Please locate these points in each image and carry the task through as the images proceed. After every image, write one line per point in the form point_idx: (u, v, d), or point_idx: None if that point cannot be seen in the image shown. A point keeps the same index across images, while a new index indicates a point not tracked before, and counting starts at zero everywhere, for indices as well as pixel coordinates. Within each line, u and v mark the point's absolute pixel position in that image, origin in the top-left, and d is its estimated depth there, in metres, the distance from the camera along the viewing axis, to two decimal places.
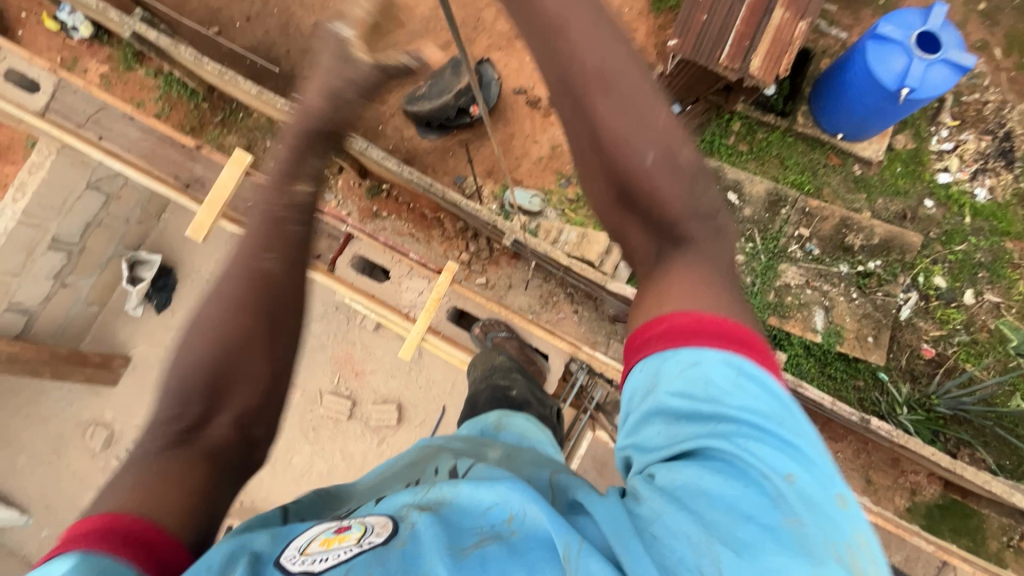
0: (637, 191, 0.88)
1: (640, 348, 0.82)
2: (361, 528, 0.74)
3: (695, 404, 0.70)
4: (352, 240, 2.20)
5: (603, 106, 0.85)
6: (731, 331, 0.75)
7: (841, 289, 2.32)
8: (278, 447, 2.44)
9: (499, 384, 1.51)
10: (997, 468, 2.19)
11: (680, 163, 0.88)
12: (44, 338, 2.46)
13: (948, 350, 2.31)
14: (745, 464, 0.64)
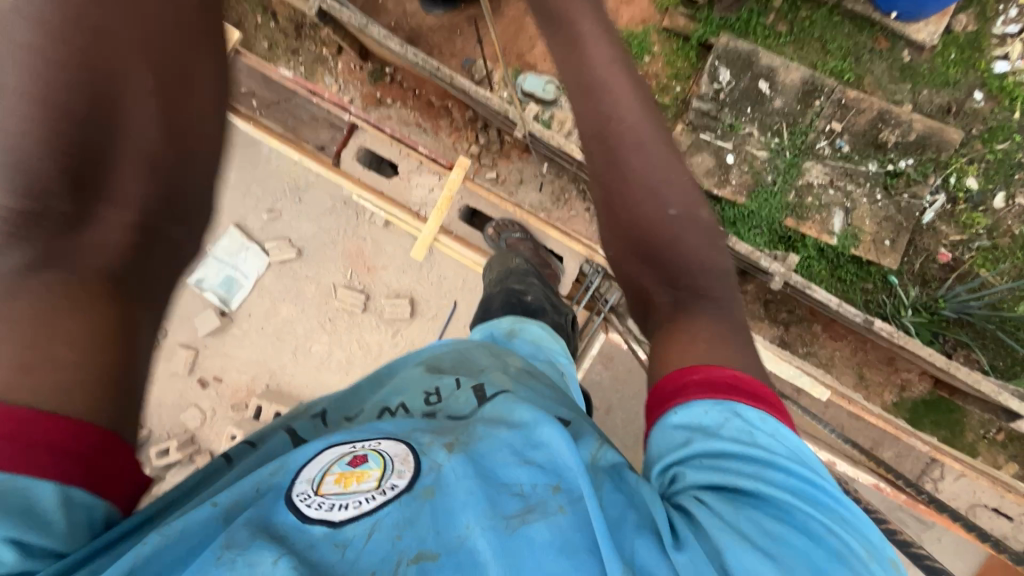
0: (659, 248, 1.12)
1: (674, 395, 0.81)
2: (379, 460, 0.70)
3: (744, 448, 0.70)
4: (357, 130, 2.09)
5: (632, 160, 1.14)
6: (756, 390, 0.79)
7: (866, 190, 2.23)
8: (297, 336, 2.57)
9: (514, 288, 1.52)
10: (989, 368, 2.22)
11: (694, 221, 1.15)
12: None
13: (965, 256, 2.26)
14: (795, 509, 0.64)
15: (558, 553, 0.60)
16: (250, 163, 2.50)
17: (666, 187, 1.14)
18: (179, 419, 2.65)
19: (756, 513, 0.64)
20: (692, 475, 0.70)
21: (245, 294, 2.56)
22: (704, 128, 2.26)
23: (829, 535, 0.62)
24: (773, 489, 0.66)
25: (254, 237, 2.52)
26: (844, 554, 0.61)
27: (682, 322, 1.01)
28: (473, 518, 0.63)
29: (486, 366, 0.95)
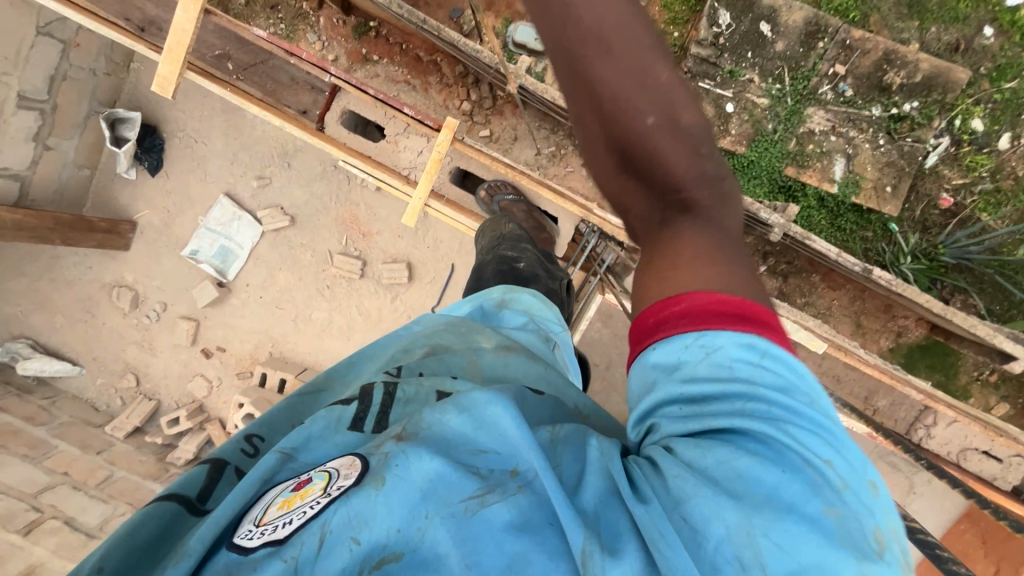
0: (650, 158, 0.85)
1: (654, 330, 0.74)
2: (324, 476, 0.67)
3: (720, 385, 0.65)
4: (340, 93, 2.02)
5: (601, 61, 0.81)
6: (746, 311, 0.71)
7: (869, 136, 2.18)
8: (297, 304, 2.57)
9: (506, 255, 1.50)
10: (985, 312, 2.22)
11: (683, 128, 0.87)
12: (44, 204, 2.40)
13: (967, 200, 2.23)
14: (783, 444, 0.60)
15: (514, 534, 0.60)
16: (236, 129, 2.43)
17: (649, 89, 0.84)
18: (186, 389, 2.69)
19: (731, 457, 0.61)
20: (669, 426, 0.68)
21: (240, 264, 2.54)
22: (703, 75, 2.19)
23: (806, 472, 0.59)
24: (752, 429, 0.62)
25: (246, 206, 2.49)
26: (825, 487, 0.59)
27: (659, 246, 0.85)
28: (431, 508, 0.61)
29: (458, 348, 0.92)
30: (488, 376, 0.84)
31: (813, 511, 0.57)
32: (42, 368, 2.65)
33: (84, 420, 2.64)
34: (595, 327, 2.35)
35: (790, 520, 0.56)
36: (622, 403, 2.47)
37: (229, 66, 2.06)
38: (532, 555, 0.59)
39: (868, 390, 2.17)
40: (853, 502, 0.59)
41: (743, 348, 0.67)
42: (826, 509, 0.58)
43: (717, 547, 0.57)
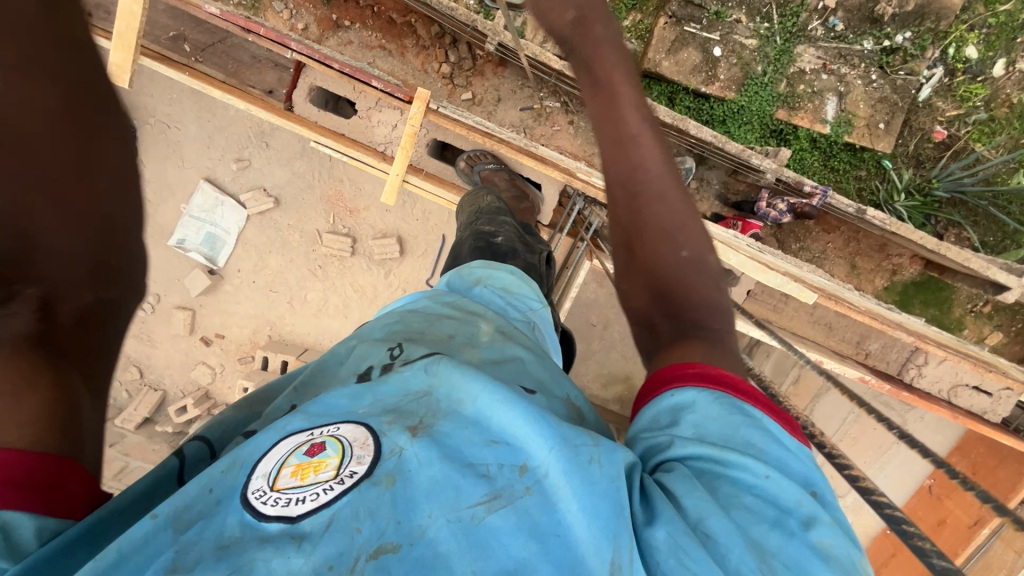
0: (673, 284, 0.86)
1: (669, 380, 0.72)
2: (337, 446, 0.59)
3: (727, 426, 0.64)
4: (305, 69, 1.99)
5: (655, 205, 0.88)
6: (742, 382, 0.70)
7: (861, 71, 2.14)
8: (290, 287, 2.57)
9: (483, 231, 1.47)
10: (980, 245, 2.21)
11: (710, 268, 0.88)
12: None
13: (961, 132, 2.19)
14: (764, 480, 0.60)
15: (524, 537, 0.53)
16: (208, 111, 2.35)
17: (687, 219, 0.89)
18: (190, 377, 2.72)
19: (739, 483, 0.60)
20: (682, 451, 0.64)
21: (229, 250, 2.51)
22: (690, 20, 2.13)
23: (799, 503, 0.59)
24: (755, 471, 0.60)
25: (227, 190, 2.44)
26: (812, 520, 0.58)
27: (667, 353, 0.78)
28: (436, 507, 0.54)
29: (456, 330, 0.84)
30: (478, 358, 0.76)
31: (810, 541, 0.57)
32: None
33: None
34: (590, 288, 2.36)
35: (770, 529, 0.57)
36: (621, 360, 2.50)
37: (186, 48, 2.07)
38: (538, 562, 0.52)
39: (861, 335, 2.11)
40: (839, 536, 0.58)
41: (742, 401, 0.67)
42: (823, 542, 0.57)
43: (740, 558, 0.54)
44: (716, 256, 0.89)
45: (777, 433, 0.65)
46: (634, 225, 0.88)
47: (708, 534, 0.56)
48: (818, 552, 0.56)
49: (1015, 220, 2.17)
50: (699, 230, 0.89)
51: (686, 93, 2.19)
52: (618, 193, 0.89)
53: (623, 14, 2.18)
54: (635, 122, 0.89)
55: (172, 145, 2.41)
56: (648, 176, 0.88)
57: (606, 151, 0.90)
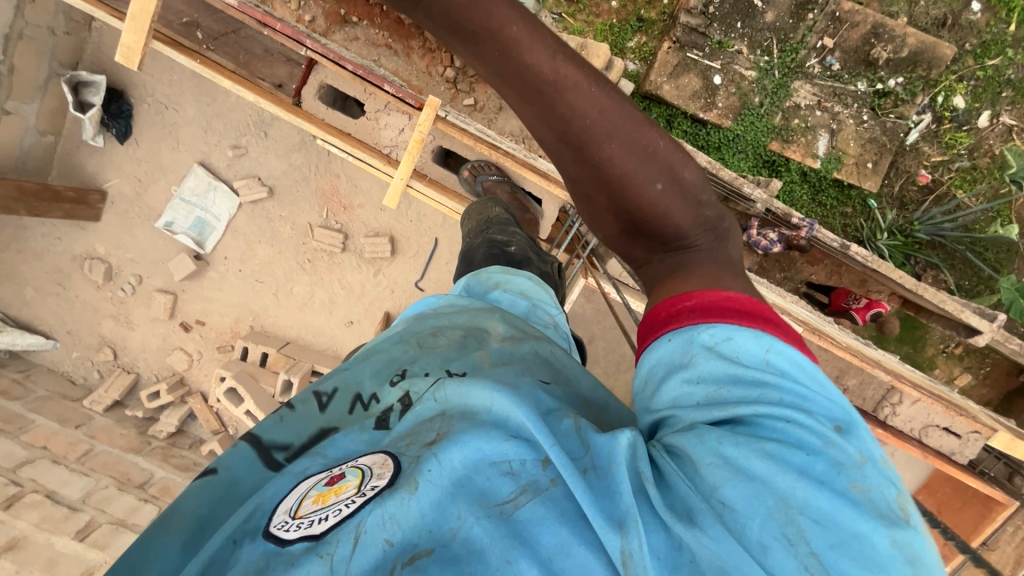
0: (654, 214, 1.04)
1: (670, 324, 0.81)
2: (357, 472, 0.62)
3: (733, 376, 0.70)
4: (317, 67, 1.98)
5: (613, 147, 1.04)
6: (749, 311, 0.77)
7: (853, 111, 2.20)
8: (277, 278, 2.53)
9: (496, 239, 1.46)
10: (955, 288, 2.28)
11: (684, 183, 1.05)
12: (7, 171, 2.29)
13: (944, 177, 2.26)
14: (789, 429, 0.64)
15: (556, 524, 0.57)
16: (208, 95, 2.32)
17: (648, 149, 1.05)
18: (166, 362, 2.66)
19: (756, 435, 0.64)
20: (694, 412, 0.69)
21: (217, 236, 2.48)
22: (692, 46, 2.16)
23: (826, 447, 0.63)
24: (777, 414, 0.65)
25: (221, 177, 2.41)
26: (841, 463, 0.62)
27: (669, 279, 0.95)
28: (466, 508, 0.56)
29: (465, 331, 0.85)
30: (498, 365, 0.75)
31: (838, 487, 0.61)
32: (11, 342, 2.56)
33: (61, 394, 2.62)
34: (580, 302, 2.38)
35: (801, 483, 0.60)
36: (603, 375, 2.50)
37: (197, 35, 2.05)
38: (572, 546, 0.56)
39: (839, 370, 2.17)
40: (870, 476, 0.62)
41: (744, 336, 0.73)
42: (851, 483, 0.61)
43: (764, 526, 0.58)
44: (689, 175, 1.07)
45: (790, 371, 0.70)
46: (593, 173, 1.06)
47: (724, 501, 0.60)
48: (846, 497, 0.60)
49: (989, 267, 2.26)
50: (663, 148, 1.05)
51: (684, 118, 2.24)
52: (565, 151, 1.07)
53: (629, 35, 2.22)
54: (552, 73, 1.04)
55: (167, 127, 2.37)
56: (588, 123, 1.04)
57: (545, 114, 1.06)
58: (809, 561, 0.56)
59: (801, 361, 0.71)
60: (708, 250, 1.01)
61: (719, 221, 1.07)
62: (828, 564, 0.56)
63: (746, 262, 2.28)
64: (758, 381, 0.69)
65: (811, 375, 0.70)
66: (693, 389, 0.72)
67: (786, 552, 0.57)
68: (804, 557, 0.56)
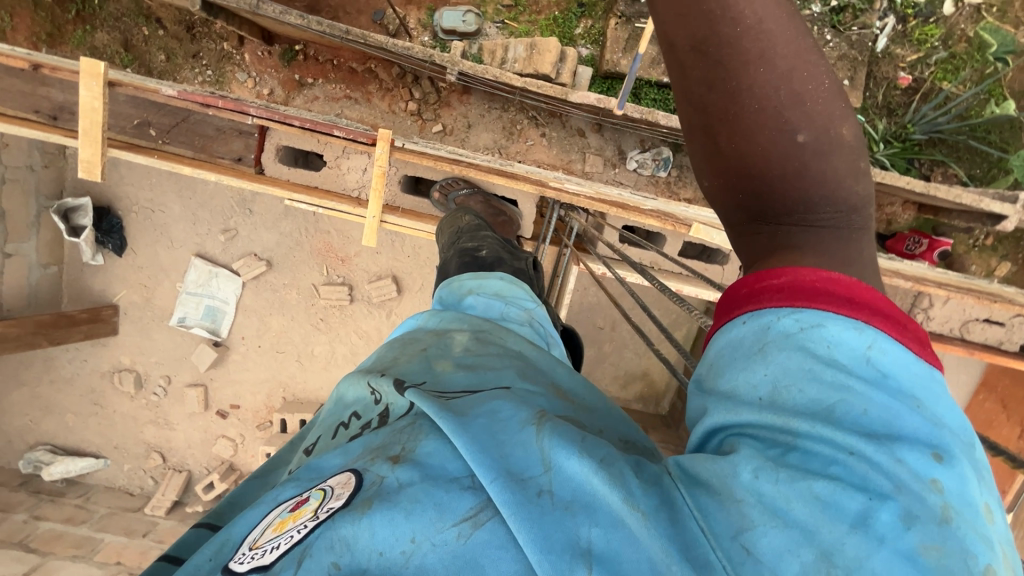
0: (773, 169, 0.68)
1: (746, 300, 0.60)
2: (320, 494, 0.59)
3: (805, 375, 0.51)
4: (270, 131, 2.04)
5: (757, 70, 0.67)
6: (855, 295, 0.55)
7: (815, 35, 2.17)
8: (297, 344, 2.57)
9: (467, 247, 1.47)
10: (967, 179, 2.22)
11: (836, 138, 0.68)
12: (20, 310, 2.38)
13: (925, 73, 2.22)
14: (857, 469, 0.47)
15: (513, 553, 0.50)
16: (188, 189, 2.39)
17: (807, 87, 0.67)
18: (213, 453, 2.71)
19: (804, 468, 0.48)
20: (737, 418, 0.53)
21: (230, 319, 2.53)
22: (638, 16, 2.15)
23: (897, 491, 0.46)
24: (843, 443, 0.48)
25: (219, 262, 2.46)
26: (912, 516, 0.45)
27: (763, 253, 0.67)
28: (419, 531, 0.51)
29: (427, 345, 0.84)
30: (459, 370, 0.75)
31: (904, 548, 0.44)
32: (67, 470, 2.64)
33: (122, 507, 2.68)
34: (589, 292, 2.35)
35: (852, 541, 0.45)
36: (635, 357, 2.49)
37: (151, 133, 1.95)
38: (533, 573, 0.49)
39: None
40: (954, 538, 0.45)
41: (844, 330, 0.53)
42: (922, 541, 0.45)
43: None
44: (846, 125, 0.69)
45: (888, 383, 0.50)
46: (721, 98, 0.68)
47: (750, 545, 0.48)
48: (911, 563, 0.44)
49: (996, 149, 2.19)
50: (829, 92, 0.69)
51: (650, 87, 2.22)
52: (694, 65, 0.69)
53: (574, 23, 2.24)
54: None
55: (157, 229, 2.44)
56: (744, 34, 0.66)
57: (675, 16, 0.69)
58: None
59: (913, 382, 0.51)
60: (837, 233, 0.67)
61: (866, 205, 0.69)
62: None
63: None
64: (838, 390, 0.50)
65: (916, 393, 0.50)
66: (753, 381, 0.54)
67: None
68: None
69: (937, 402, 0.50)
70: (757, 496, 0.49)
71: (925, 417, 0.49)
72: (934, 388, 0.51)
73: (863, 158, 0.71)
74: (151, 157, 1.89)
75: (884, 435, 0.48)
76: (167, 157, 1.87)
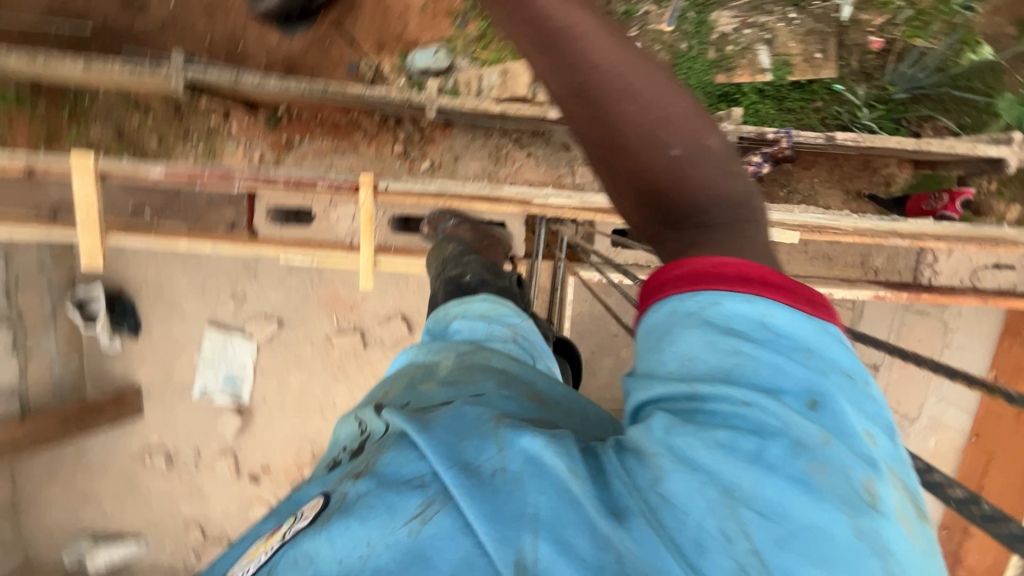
0: (664, 184, 0.73)
1: (657, 292, 0.68)
2: (299, 516, 0.66)
3: (710, 345, 0.59)
4: (258, 195, 2.11)
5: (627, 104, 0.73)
6: (748, 277, 0.63)
7: (779, 15, 2.21)
8: (317, 397, 2.58)
9: (451, 275, 1.49)
10: (959, 129, 2.21)
11: (707, 148, 0.73)
12: (46, 405, 2.43)
13: (895, 34, 2.22)
14: (755, 413, 0.56)
15: (455, 539, 0.56)
16: (193, 262, 2.44)
17: (670, 108, 0.73)
18: (250, 518, 2.71)
19: (713, 420, 0.56)
20: (658, 393, 0.61)
21: (249, 382, 2.55)
22: None
23: (787, 428, 0.55)
24: (742, 395, 0.56)
25: (232, 328, 2.50)
26: (802, 445, 0.54)
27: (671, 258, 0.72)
28: (373, 534, 0.58)
29: (410, 372, 0.89)
30: (440, 385, 0.77)
31: (794, 472, 0.53)
32: (110, 555, 2.72)
33: None
34: (597, 300, 2.34)
35: (757, 473, 0.53)
36: None
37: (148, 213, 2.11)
38: (474, 558, 0.55)
39: (861, 255, 2.03)
40: (837, 457, 0.54)
41: (738, 309, 0.61)
42: (811, 466, 0.53)
43: (702, 521, 0.53)
44: (713, 138, 0.75)
45: (779, 342, 0.59)
46: (605, 132, 0.73)
47: (667, 492, 0.55)
48: (803, 483, 0.53)
49: (982, 95, 2.17)
50: (692, 111, 0.75)
51: None
52: (584, 119, 0.74)
53: None
54: (567, 21, 0.73)
55: (168, 305, 2.49)
56: (604, 76, 0.72)
57: (548, 70, 0.75)
58: (750, 559, 0.51)
59: (801, 341, 0.60)
60: (728, 228, 0.72)
61: (748, 199, 0.75)
62: (770, 564, 0.51)
63: None
64: (738, 355, 0.59)
65: (805, 349, 0.59)
66: (666, 359, 0.61)
67: (721, 551, 0.52)
68: (742, 556, 0.51)
69: (824, 350, 0.60)
70: (677, 450, 0.56)
71: (817, 368, 0.58)
72: (826, 343, 0.61)
73: (735, 162, 0.77)
74: (146, 237, 1.90)
75: (774, 387, 0.57)
76: (162, 235, 1.89)
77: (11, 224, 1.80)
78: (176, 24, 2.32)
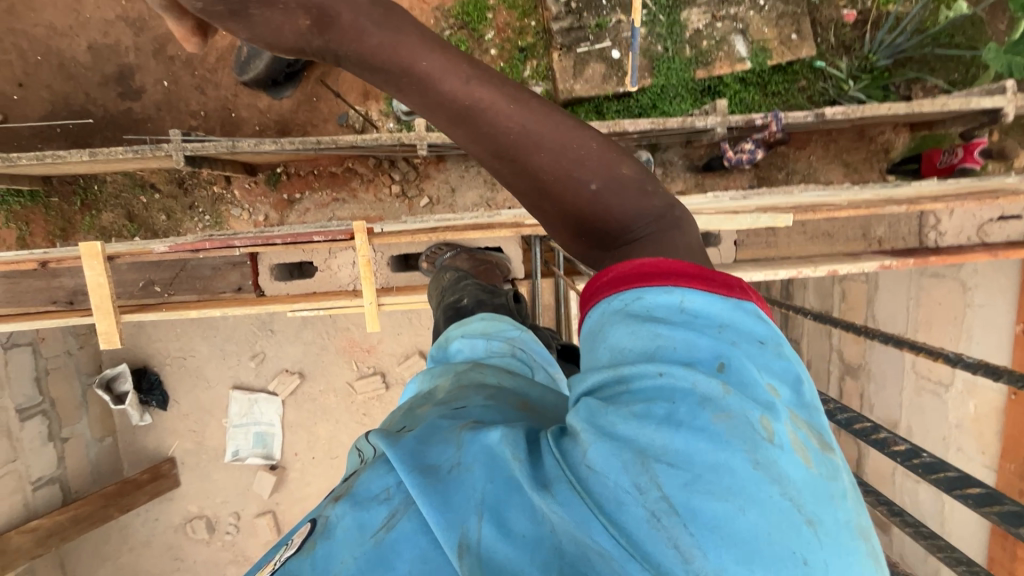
0: (593, 218, 0.80)
1: (591, 295, 0.68)
2: (282, 548, 0.64)
3: (630, 331, 0.59)
4: (259, 255, 2.14)
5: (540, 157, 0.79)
6: (667, 267, 0.63)
7: (748, 4, 2.22)
8: (347, 445, 2.58)
9: (449, 301, 1.50)
10: (949, 86, 2.18)
11: (622, 176, 0.80)
12: (86, 488, 2.47)
13: (866, 3, 2.25)
14: (667, 380, 0.54)
15: (417, 538, 0.56)
16: (212, 328, 2.49)
17: (580, 149, 0.79)
18: None
19: (631, 393, 0.56)
20: (586, 382, 0.61)
21: (279, 439, 2.56)
22: (578, 42, 2.25)
23: (693, 387, 0.54)
24: (657, 366, 0.55)
25: (256, 387, 2.53)
26: (705, 400, 0.53)
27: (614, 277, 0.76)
28: (344, 551, 0.57)
29: (407, 401, 0.87)
30: (434, 407, 0.75)
31: (701, 424, 0.52)
32: None
33: None
34: None
35: (667, 433, 0.52)
36: None
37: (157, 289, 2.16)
38: (431, 554, 0.56)
39: (864, 226, 2.00)
40: (741, 406, 0.53)
41: (658, 297, 0.61)
42: (716, 416, 0.52)
43: (618, 481, 0.52)
44: (625, 166, 0.80)
45: (699, 321, 0.59)
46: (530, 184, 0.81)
47: (592, 464, 0.54)
48: (710, 436, 0.51)
49: (968, 48, 2.15)
50: (599, 147, 0.80)
51: (609, 100, 2.31)
52: (508, 175, 0.82)
53: (521, 67, 2.36)
54: (471, 98, 0.79)
55: (193, 374, 2.54)
56: (516, 138, 0.79)
57: (465, 141, 0.82)
58: (659, 509, 0.50)
59: (718, 317, 0.59)
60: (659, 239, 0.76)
61: (673, 209, 0.80)
62: (679, 505, 0.50)
63: (745, 182, 2.30)
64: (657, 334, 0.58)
65: (720, 324, 0.59)
66: (598, 354, 0.61)
67: (637, 505, 0.51)
68: (653, 504, 0.51)
69: (738, 322, 0.60)
70: (599, 428, 0.55)
71: (729, 340, 0.58)
72: (746, 319, 0.60)
73: (654, 179, 0.82)
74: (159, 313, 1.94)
75: (691, 359, 0.56)
76: (173, 308, 1.93)
77: (33, 318, 1.86)
78: (171, 103, 2.43)
